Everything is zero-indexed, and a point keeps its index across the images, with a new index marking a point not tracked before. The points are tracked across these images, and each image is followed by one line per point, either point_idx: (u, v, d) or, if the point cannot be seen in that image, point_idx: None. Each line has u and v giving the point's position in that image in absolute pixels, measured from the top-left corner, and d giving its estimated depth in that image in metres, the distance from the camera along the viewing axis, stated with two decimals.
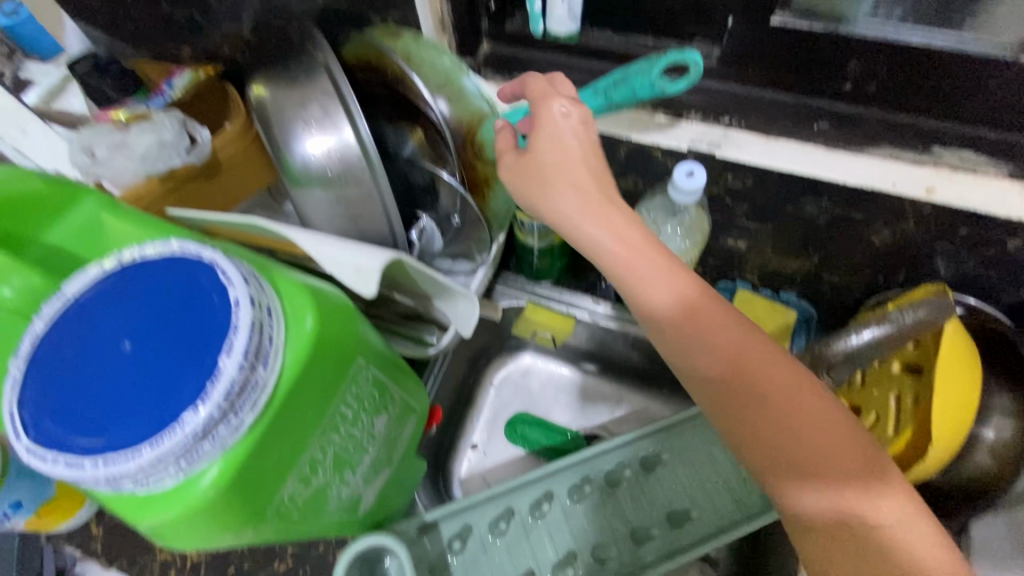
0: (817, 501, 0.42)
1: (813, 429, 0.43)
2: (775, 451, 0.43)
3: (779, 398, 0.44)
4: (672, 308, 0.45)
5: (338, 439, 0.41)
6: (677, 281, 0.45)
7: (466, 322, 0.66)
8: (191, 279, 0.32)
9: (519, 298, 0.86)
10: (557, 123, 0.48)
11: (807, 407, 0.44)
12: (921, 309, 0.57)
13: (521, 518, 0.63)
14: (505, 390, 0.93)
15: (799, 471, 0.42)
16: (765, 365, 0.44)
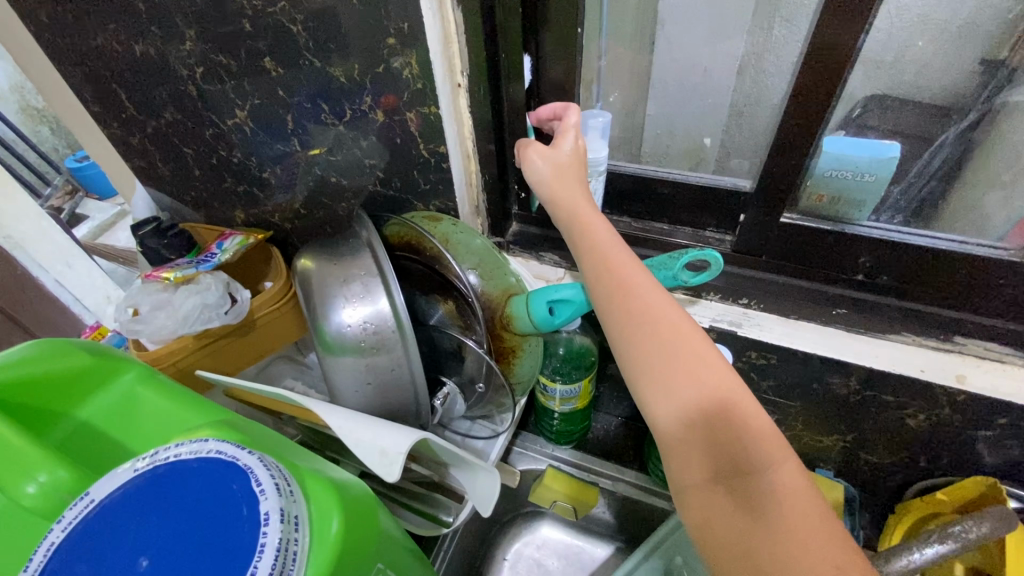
0: (722, 482, 0.38)
1: (744, 420, 0.40)
2: (694, 432, 0.40)
3: (708, 385, 0.41)
4: (676, 338, 0.44)
5: None
6: (633, 272, 0.48)
7: (485, 500, 0.61)
8: (221, 486, 0.31)
9: (538, 459, 0.85)
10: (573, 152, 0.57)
11: (742, 404, 0.41)
12: (984, 524, 0.51)
13: None
14: (520, 567, 0.85)
15: (716, 453, 0.39)
16: (761, 433, 0.39)
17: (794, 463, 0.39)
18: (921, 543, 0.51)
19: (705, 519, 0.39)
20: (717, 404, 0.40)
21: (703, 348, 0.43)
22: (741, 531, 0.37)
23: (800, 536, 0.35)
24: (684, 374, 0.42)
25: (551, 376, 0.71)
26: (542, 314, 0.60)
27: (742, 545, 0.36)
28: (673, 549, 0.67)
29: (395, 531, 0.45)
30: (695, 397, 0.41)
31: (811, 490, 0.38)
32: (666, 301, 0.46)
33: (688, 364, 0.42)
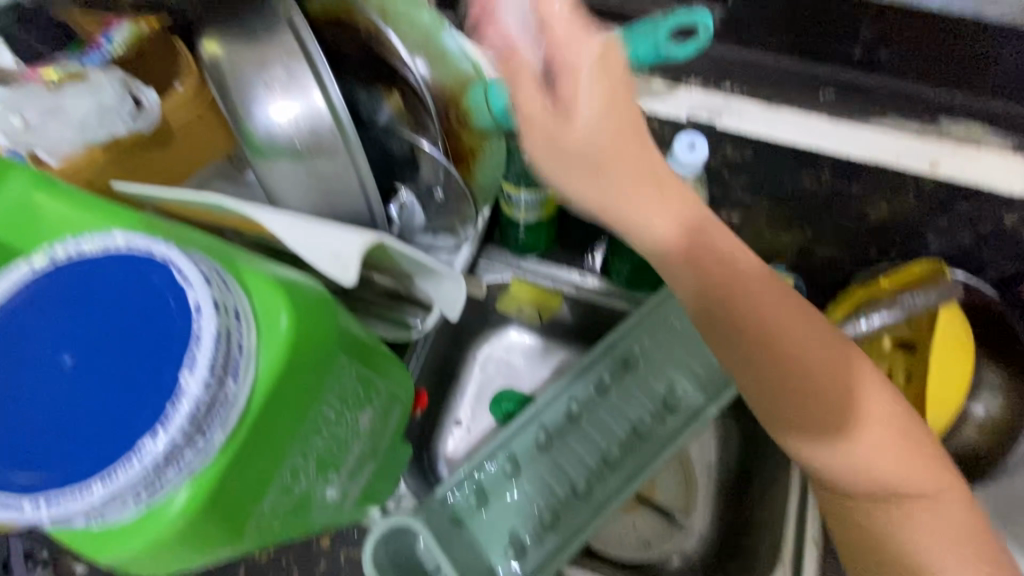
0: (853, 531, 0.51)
1: (789, 351, 0.46)
2: (734, 344, 0.47)
3: (786, 322, 0.46)
4: (633, 173, 0.41)
5: (320, 441, 0.39)
6: (676, 199, 0.43)
7: (452, 304, 0.62)
8: (140, 279, 0.27)
9: (503, 273, 0.84)
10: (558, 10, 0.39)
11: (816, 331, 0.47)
12: (933, 295, 0.56)
13: (522, 460, 0.68)
14: (490, 366, 0.93)
15: (780, 385, 0.46)
16: (720, 231, 0.45)
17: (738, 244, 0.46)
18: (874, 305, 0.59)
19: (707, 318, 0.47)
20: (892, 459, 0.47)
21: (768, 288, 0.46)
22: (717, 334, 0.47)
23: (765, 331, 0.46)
24: (650, 208, 0.42)
25: (515, 182, 0.67)
26: (502, 105, 0.54)
27: (723, 339, 0.47)
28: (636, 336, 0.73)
29: (361, 333, 0.45)
30: (662, 228, 0.43)
31: (763, 265, 0.47)
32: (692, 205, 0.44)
33: (658, 192, 0.42)
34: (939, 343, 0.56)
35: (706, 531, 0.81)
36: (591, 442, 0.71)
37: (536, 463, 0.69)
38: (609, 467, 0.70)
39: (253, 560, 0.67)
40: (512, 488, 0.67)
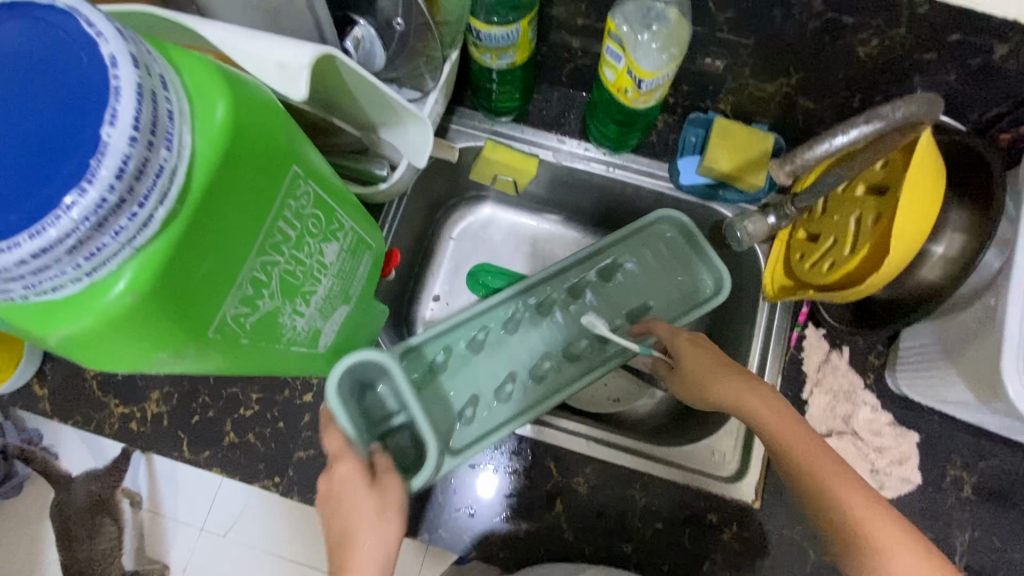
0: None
1: (765, 421, 0.53)
2: (712, 384, 0.57)
3: (860, 508, 0.47)
4: (686, 347, 0.61)
5: (283, 261, 0.38)
6: (794, 423, 0.52)
7: (420, 152, 0.59)
8: (48, 34, 0.25)
9: (477, 136, 0.80)
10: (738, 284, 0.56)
11: (891, 539, 0.46)
12: (912, 106, 0.42)
13: (497, 334, 0.73)
14: (466, 241, 0.95)
15: (759, 422, 0.54)
16: (784, 432, 0.51)
17: (793, 420, 0.52)
18: (847, 125, 0.43)
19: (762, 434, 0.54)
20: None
21: (849, 481, 0.48)
22: (719, 382, 0.57)
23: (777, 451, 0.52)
24: (704, 354, 0.60)
25: (486, 20, 0.61)
26: None
27: (719, 381, 0.57)
28: (636, 255, 0.77)
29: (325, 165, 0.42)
30: (699, 371, 0.58)
31: (803, 430, 0.52)
32: (833, 457, 0.50)
33: (704, 377, 0.58)
34: (912, 178, 0.54)
35: None
36: (552, 334, 0.74)
37: (497, 349, 0.73)
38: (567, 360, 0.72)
39: (240, 414, 0.70)
40: (471, 363, 0.71)
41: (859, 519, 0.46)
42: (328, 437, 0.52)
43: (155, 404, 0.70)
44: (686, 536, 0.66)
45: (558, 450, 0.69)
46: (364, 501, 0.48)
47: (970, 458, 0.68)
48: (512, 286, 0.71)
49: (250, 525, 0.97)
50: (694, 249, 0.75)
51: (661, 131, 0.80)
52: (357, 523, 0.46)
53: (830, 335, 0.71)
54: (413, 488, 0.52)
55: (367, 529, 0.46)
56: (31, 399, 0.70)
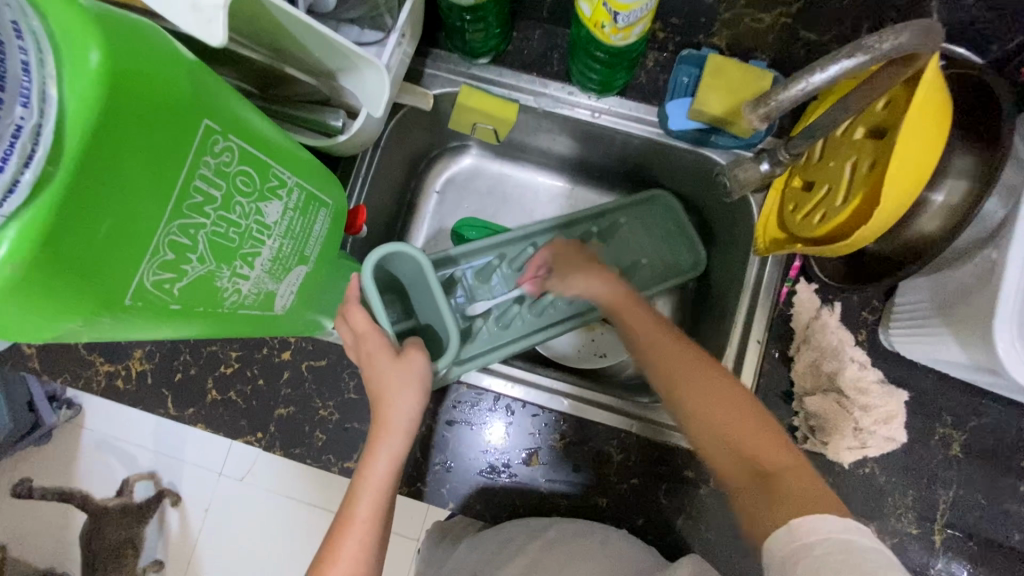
0: (752, 487, 0.49)
1: (662, 356, 0.58)
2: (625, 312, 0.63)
3: (692, 376, 0.56)
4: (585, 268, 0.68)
5: (209, 222, 0.36)
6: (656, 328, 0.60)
7: (377, 100, 0.55)
8: None
9: (453, 81, 0.75)
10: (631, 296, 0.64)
11: (717, 405, 0.54)
12: (903, 36, 0.37)
13: (517, 260, 0.75)
14: (449, 194, 0.92)
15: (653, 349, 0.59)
16: (675, 356, 0.57)
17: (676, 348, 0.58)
18: (824, 60, 0.38)
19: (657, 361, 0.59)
20: (732, 430, 0.52)
21: (696, 368, 0.56)
22: (631, 309, 0.63)
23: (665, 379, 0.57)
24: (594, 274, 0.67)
25: None
26: None
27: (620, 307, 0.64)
28: (634, 221, 0.80)
29: (257, 120, 0.40)
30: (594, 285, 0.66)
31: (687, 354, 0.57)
32: (684, 343, 0.58)
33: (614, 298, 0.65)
34: (913, 114, 0.48)
35: None
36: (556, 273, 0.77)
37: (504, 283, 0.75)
38: (564, 300, 0.76)
39: (221, 372, 0.70)
40: (482, 288, 0.74)
41: (689, 383, 0.55)
42: (348, 314, 0.53)
43: (138, 361, 0.71)
44: (661, 492, 0.66)
45: (535, 408, 0.69)
46: (391, 372, 0.51)
47: (962, 416, 0.66)
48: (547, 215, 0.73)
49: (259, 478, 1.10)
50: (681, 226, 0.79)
51: (651, 70, 0.73)
52: (386, 386, 0.51)
53: (822, 290, 0.67)
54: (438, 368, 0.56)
55: (395, 384, 0.50)
56: (19, 358, 0.71)
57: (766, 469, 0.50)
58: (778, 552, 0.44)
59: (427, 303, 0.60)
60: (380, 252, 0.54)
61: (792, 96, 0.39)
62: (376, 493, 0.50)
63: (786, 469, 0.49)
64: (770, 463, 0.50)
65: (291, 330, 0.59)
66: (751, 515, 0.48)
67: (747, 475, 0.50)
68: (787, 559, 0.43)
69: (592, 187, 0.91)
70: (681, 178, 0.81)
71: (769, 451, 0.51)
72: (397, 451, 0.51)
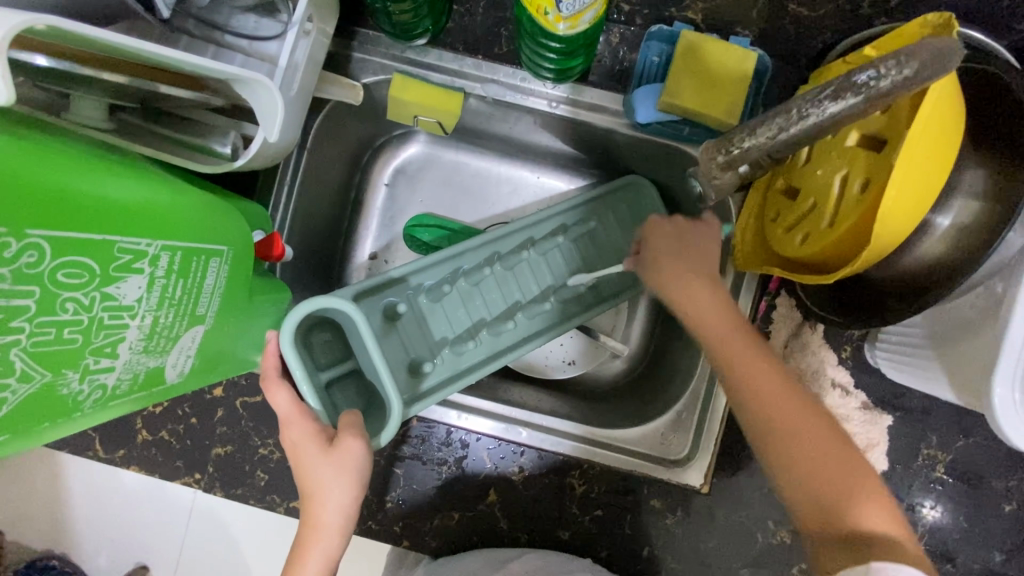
0: (829, 541, 0.44)
1: (755, 403, 0.48)
2: (710, 321, 0.52)
3: (795, 421, 0.47)
4: (674, 280, 0.55)
5: (24, 338, 0.30)
6: (761, 365, 0.49)
7: (270, 119, 0.45)
8: None
9: (385, 68, 0.64)
10: (711, 309, 0.52)
11: (819, 454, 0.46)
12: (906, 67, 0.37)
13: (470, 276, 0.66)
14: (399, 186, 0.82)
15: (766, 377, 0.49)
16: (778, 394, 0.48)
17: (780, 388, 0.48)
18: (808, 103, 0.41)
19: (757, 395, 0.48)
20: (830, 486, 0.45)
21: (797, 404, 0.48)
22: (715, 321, 0.52)
23: (777, 430, 0.47)
24: (682, 278, 0.55)
25: None
26: None
27: (706, 319, 0.52)
28: (599, 220, 0.71)
29: (89, 184, 0.31)
30: (683, 284, 0.54)
31: (791, 395, 0.48)
32: (778, 377, 0.49)
33: (706, 317, 0.52)
34: (917, 126, 0.40)
35: (634, 348, 0.78)
36: (519, 289, 0.68)
37: (459, 302, 0.65)
38: (524, 319, 0.67)
39: (150, 411, 0.64)
40: (433, 310, 0.64)
41: (778, 425, 0.47)
42: (272, 394, 0.48)
43: None
44: (626, 523, 0.63)
45: (492, 440, 0.64)
46: (322, 467, 0.45)
47: (948, 435, 0.61)
48: (501, 227, 0.65)
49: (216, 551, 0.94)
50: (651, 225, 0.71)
51: (615, 48, 0.62)
52: (319, 484, 0.45)
53: (802, 307, 0.60)
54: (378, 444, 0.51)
55: (326, 481, 0.45)
56: None
57: (863, 533, 0.43)
58: None
59: (364, 357, 0.52)
60: (305, 309, 0.50)
61: (766, 140, 0.44)
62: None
63: (883, 536, 0.43)
64: (854, 520, 0.44)
65: (203, 384, 0.52)
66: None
67: (831, 534, 0.44)
68: None
69: (558, 175, 0.82)
70: (655, 170, 0.71)
71: (865, 510, 0.44)
72: (331, 550, 0.46)
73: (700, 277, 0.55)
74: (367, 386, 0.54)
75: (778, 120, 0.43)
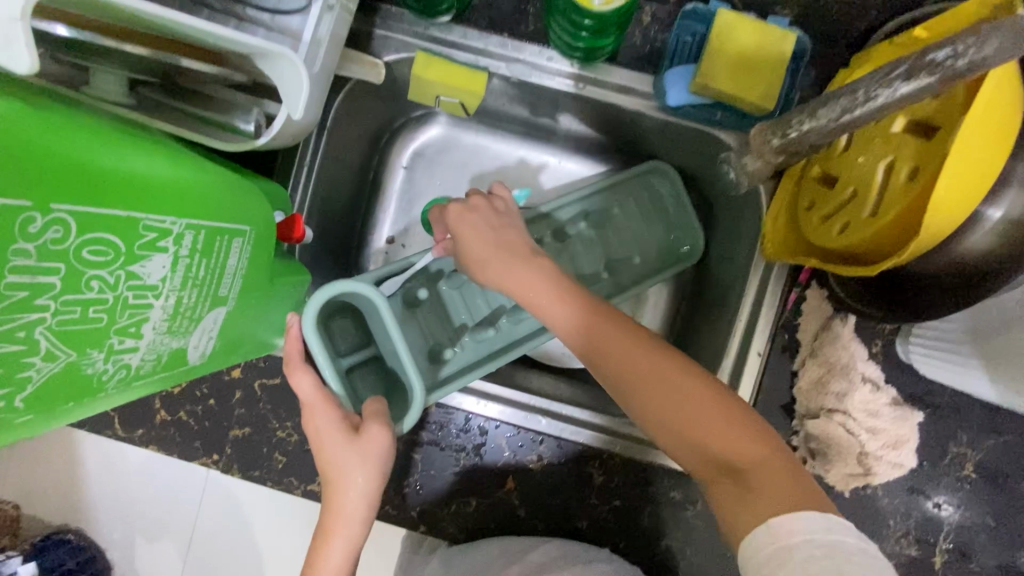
0: (717, 481, 0.43)
1: (620, 372, 0.47)
2: (545, 288, 0.50)
3: (658, 377, 0.46)
4: (505, 247, 0.53)
5: (49, 316, 0.29)
6: (615, 333, 0.48)
7: (295, 95, 0.44)
8: None
9: (408, 45, 0.62)
10: (523, 273, 0.51)
11: (683, 400, 0.45)
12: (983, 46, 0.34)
13: None
14: (418, 169, 0.80)
15: (618, 351, 0.47)
16: (631, 357, 0.47)
17: (637, 352, 0.47)
18: (872, 84, 0.40)
19: (620, 365, 0.47)
20: (700, 427, 0.44)
21: (665, 366, 0.46)
22: (540, 293, 0.50)
23: (639, 398, 0.46)
24: (499, 254, 0.52)
25: None
26: None
27: (526, 296, 0.50)
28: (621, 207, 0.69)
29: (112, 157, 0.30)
30: (500, 267, 0.52)
31: (655, 358, 0.46)
32: (639, 338, 0.48)
33: (528, 289, 0.50)
34: (973, 114, 0.38)
35: None
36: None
37: (479, 288, 0.64)
38: None
39: (168, 392, 0.64)
40: (453, 296, 0.64)
41: (647, 386, 0.46)
42: (294, 379, 0.47)
43: None
44: (645, 514, 0.62)
45: (511, 428, 0.63)
46: (347, 456, 0.45)
47: (979, 434, 0.60)
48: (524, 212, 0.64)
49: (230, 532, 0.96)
50: (672, 212, 0.70)
51: (647, 28, 0.60)
52: (341, 473, 0.45)
53: (835, 299, 0.59)
54: (400, 431, 0.50)
55: (352, 468, 0.45)
56: None
57: (741, 466, 0.42)
58: (755, 554, 0.38)
59: (387, 344, 0.51)
60: (327, 294, 0.49)
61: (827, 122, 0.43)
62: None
63: (757, 462, 0.42)
64: (739, 457, 0.42)
65: (221, 366, 0.51)
66: (728, 510, 0.41)
67: (708, 467, 0.44)
68: (769, 560, 0.37)
69: (580, 160, 0.80)
70: (683, 156, 0.69)
71: (736, 441, 0.43)
72: (354, 541, 0.45)
73: (508, 256, 0.52)
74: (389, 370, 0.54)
75: (841, 102, 0.42)
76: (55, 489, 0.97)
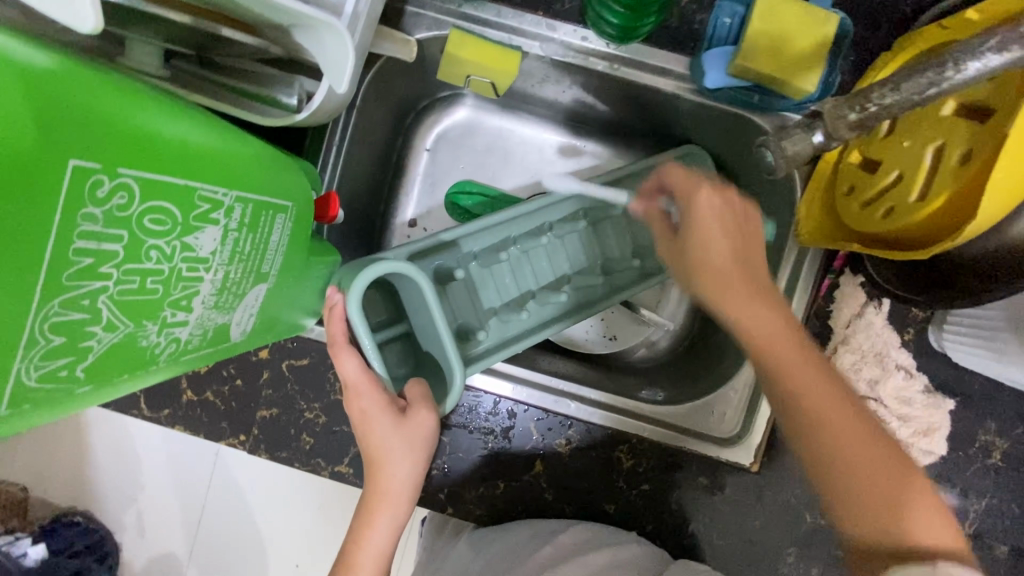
0: (874, 522, 0.41)
1: (791, 394, 0.43)
2: (739, 295, 0.45)
3: (832, 412, 0.42)
4: (723, 260, 0.46)
5: (109, 284, 0.28)
6: (797, 351, 0.43)
7: (339, 68, 0.43)
8: None
9: (440, 23, 0.61)
10: (736, 286, 0.45)
11: (853, 438, 0.42)
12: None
13: (520, 245, 0.64)
14: (441, 152, 0.79)
15: (796, 372, 0.43)
16: (805, 377, 0.43)
17: (811, 374, 0.43)
18: (963, 54, 0.37)
19: (791, 390, 0.43)
20: (864, 472, 0.41)
21: (836, 396, 0.43)
22: (746, 305, 0.45)
23: (810, 428, 0.43)
24: (721, 258, 0.46)
25: None
26: None
27: (731, 303, 0.45)
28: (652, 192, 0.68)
29: (171, 124, 0.29)
30: (721, 266, 0.46)
31: (828, 387, 0.43)
32: (817, 366, 0.43)
33: (735, 298, 0.45)
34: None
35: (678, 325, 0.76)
36: (570, 262, 0.66)
37: (510, 270, 0.63)
38: (574, 292, 0.66)
39: (194, 371, 0.64)
40: (483, 277, 0.63)
41: (822, 419, 0.42)
42: (338, 361, 0.46)
43: None
44: (672, 498, 0.63)
45: (540, 411, 0.63)
46: (392, 438, 0.45)
47: (1007, 422, 0.60)
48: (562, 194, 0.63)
49: (246, 513, 0.97)
50: None
51: (684, 9, 0.59)
52: (388, 454, 0.45)
53: (869, 286, 0.58)
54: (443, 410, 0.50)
55: (398, 450, 0.45)
56: None
57: (899, 506, 0.41)
58: None
59: (425, 324, 0.51)
60: (373, 273, 0.47)
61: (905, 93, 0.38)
62: (375, 564, 0.47)
63: (920, 509, 0.41)
64: (908, 505, 0.41)
65: (255, 346, 0.50)
66: (864, 551, 0.42)
67: (874, 512, 0.41)
68: None
69: (607, 145, 0.79)
70: (716, 140, 0.68)
71: (897, 485, 0.41)
72: (397, 514, 0.47)
73: (727, 249, 0.46)
74: (423, 351, 0.53)
75: (928, 74, 0.38)
76: (73, 468, 0.97)
